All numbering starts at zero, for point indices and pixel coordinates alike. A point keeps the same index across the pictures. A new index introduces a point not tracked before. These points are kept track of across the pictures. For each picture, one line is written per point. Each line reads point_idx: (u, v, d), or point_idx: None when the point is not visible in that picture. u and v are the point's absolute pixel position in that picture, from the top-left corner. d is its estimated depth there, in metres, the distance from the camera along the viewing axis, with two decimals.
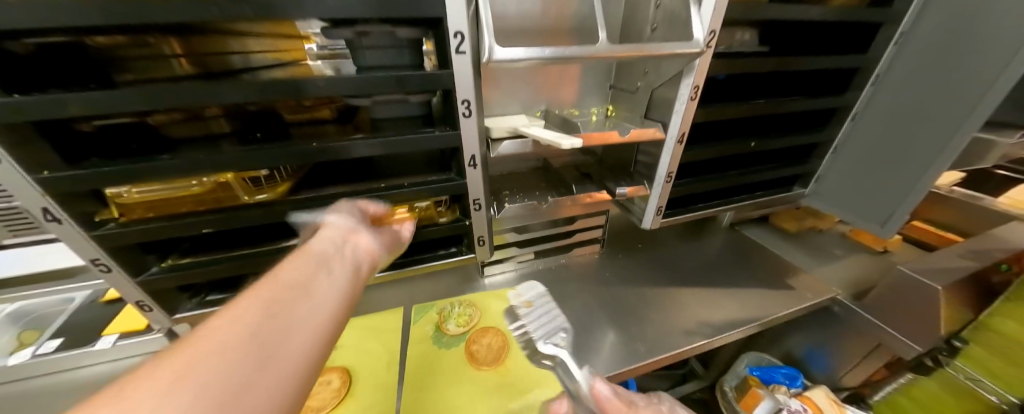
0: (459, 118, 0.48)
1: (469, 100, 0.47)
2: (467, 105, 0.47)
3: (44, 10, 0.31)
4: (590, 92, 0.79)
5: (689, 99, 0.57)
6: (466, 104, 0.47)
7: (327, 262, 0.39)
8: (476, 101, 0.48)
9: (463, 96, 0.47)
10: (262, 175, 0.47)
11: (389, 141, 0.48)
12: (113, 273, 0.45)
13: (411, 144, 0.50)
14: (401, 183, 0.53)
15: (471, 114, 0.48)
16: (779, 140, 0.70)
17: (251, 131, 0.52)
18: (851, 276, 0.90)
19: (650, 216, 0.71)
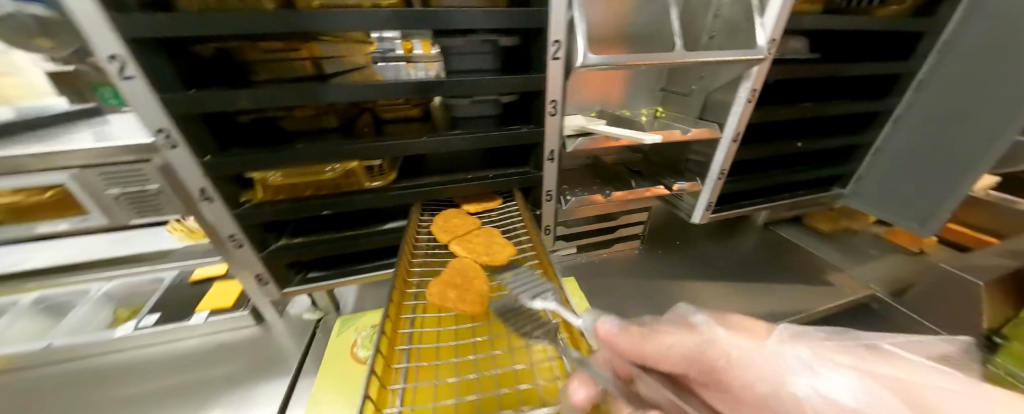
0: (544, 116, 0.54)
1: (557, 100, 0.52)
2: (554, 105, 0.53)
3: (233, 21, 0.37)
4: (641, 94, 0.84)
5: (746, 101, 0.61)
6: (553, 103, 0.53)
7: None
8: (562, 102, 0.53)
9: (552, 97, 0.52)
10: (375, 165, 0.53)
11: (485, 137, 0.54)
12: (244, 248, 0.51)
13: (500, 139, 0.55)
14: (487, 175, 0.59)
15: (556, 113, 0.54)
16: (824, 141, 0.74)
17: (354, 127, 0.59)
18: (888, 275, 0.93)
19: (700, 211, 0.76)
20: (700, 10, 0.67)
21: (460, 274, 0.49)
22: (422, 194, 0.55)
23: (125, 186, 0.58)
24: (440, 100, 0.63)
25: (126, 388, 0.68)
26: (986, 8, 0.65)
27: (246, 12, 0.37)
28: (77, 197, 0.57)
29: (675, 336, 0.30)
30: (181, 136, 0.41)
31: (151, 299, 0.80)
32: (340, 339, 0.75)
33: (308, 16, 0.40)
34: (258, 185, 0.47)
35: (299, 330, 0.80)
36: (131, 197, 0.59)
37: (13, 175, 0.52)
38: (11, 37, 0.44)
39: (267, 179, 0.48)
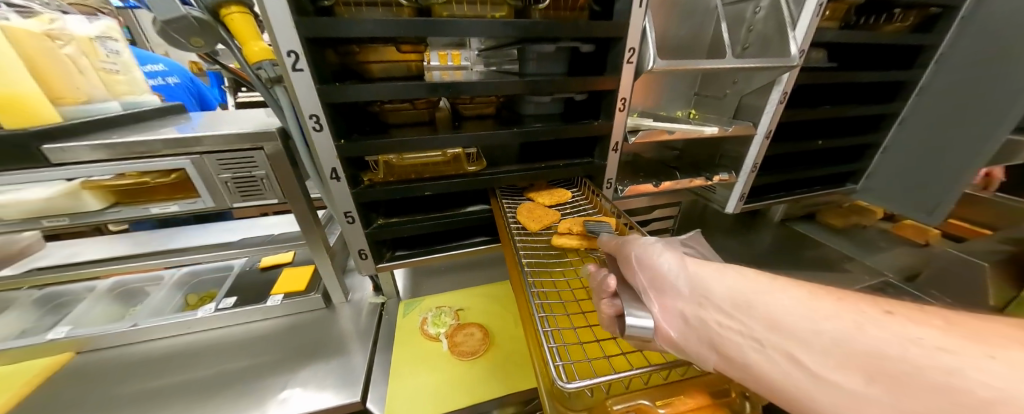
0: (613, 109, 0.62)
1: (627, 98, 0.61)
2: (624, 102, 0.62)
3: (397, 26, 0.46)
4: (676, 98, 0.92)
5: (779, 102, 0.71)
6: (623, 101, 0.61)
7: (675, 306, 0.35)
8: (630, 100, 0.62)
9: (623, 96, 0.61)
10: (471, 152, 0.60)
11: (565, 129, 0.62)
12: (355, 223, 0.57)
13: (574, 133, 0.63)
14: (558, 163, 0.67)
15: (624, 109, 0.62)
16: (841, 139, 0.84)
17: (444, 122, 0.66)
18: (898, 264, 1.02)
19: (734, 201, 0.84)
20: (733, 26, 0.78)
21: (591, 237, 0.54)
22: (508, 179, 0.62)
23: (235, 172, 0.64)
24: (514, 98, 0.71)
25: (210, 366, 0.72)
26: (975, 27, 0.78)
27: (408, 20, 0.46)
28: (193, 180, 0.63)
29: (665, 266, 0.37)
30: (327, 120, 0.49)
31: (225, 284, 0.87)
32: (407, 319, 0.82)
33: (443, 23, 0.48)
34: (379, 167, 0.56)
35: (366, 313, 0.85)
36: (238, 182, 0.65)
37: (146, 157, 0.59)
38: (175, 36, 0.51)
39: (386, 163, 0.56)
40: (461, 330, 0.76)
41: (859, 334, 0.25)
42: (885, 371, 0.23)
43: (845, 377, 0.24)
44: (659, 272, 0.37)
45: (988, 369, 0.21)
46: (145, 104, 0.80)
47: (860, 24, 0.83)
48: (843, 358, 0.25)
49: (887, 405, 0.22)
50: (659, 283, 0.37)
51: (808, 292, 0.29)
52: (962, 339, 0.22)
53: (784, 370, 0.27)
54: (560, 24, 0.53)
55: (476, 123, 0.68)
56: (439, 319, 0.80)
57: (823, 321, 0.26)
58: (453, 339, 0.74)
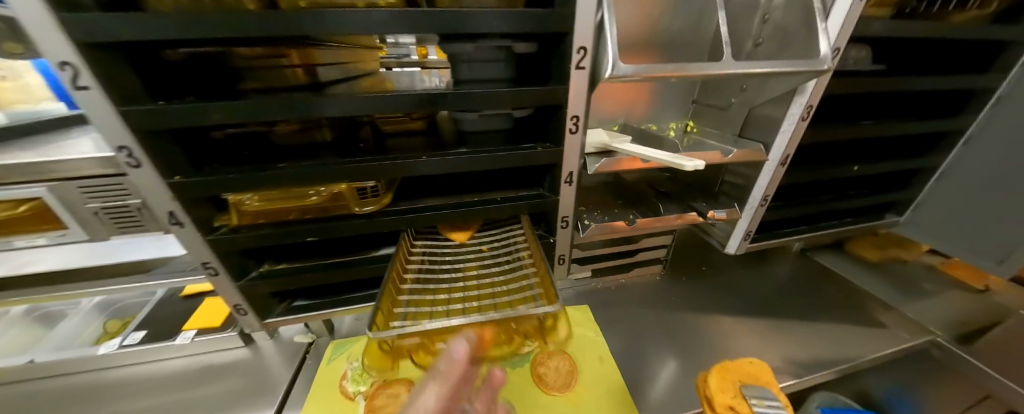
0: (562, 130, 0.46)
1: (579, 116, 0.45)
2: (576, 121, 0.46)
3: (212, 21, 0.31)
4: (669, 106, 0.74)
5: (800, 119, 0.53)
6: (575, 120, 0.45)
7: None
8: (585, 117, 0.46)
9: (573, 113, 0.45)
10: (370, 186, 0.45)
11: (498, 155, 0.47)
12: (220, 276, 0.46)
13: (513, 161, 0.48)
14: (495, 197, 0.52)
15: (577, 130, 0.46)
16: (883, 164, 0.65)
17: (350, 141, 0.52)
18: (947, 317, 0.83)
19: (738, 241, 0.66)
20: (744, 13, 0.60)
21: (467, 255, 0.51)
22: (422, 220, 0.47)
23: (105, 201, 0.53)
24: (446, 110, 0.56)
25: (106, 410, 0.65)
26: None
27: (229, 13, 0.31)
28: (55, 210, 0.52)
29: None
30: (146, 154, 0.36)
31: (140, 314, 0.79)
32: (329, 368, 0.71)
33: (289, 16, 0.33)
34: (232, 212, 0.44)
35: (290, 355, 0.75)
36: (111, 212, 0.54)
37: None
38: None
39: (242, 203, 0.43)
40: (386, 389, 0.64)
41: None
42: None
43: None
44: None
45: None
46: (43, 113, 0.67)
47: (920, 11, 0.62)
48: None
49: None
50: None
51: None
52: None
53: None
54: (476, 16, 0.37)
55: (393, 143, 0.52)
56: (360, 373, 0.68)
57: None
58: (373, 402, 0.62)
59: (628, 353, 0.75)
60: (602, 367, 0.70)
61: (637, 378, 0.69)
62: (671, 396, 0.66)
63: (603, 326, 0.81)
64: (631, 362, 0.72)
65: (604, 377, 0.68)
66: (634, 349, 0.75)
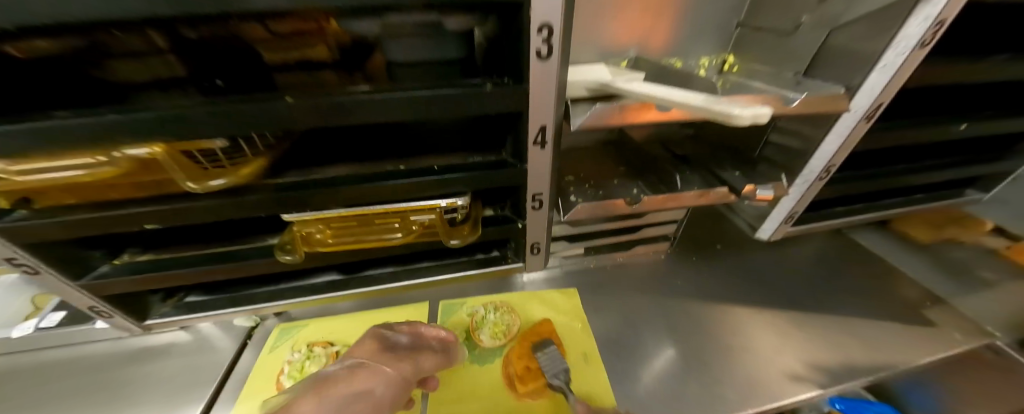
0: (525, 52, 0.26)
1: (552, 24, 0.24)
2: (546, 36, 0.25)
3: None
4: (702, 32, 0.52)
5: (920, 46, 0.32)
6: (544, 33, 0.24)
7: None
8: (563, 27, 0.25)
9: (541, 18, 0.24)
10: (219, 148, 0.28)
11: (413, 95, 0.26)
12: (43, 276, 0.32)
13: (441, 110, 0.28)
14: (428, 166, 0.34)
15: (550, 54, 0.26)
16: (1004, 122, 0.45)
17: (208, 74, 0.34)
18: (1012, 314, 0.68)
19: (775, 225, 0.50)
20: None
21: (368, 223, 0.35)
22: (314, 200, 0.31)
23: None
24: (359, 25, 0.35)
25: None
26: None
27: None
28: None
29: None
30: None
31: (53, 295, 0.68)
32: (270, 358, 0.57)
33: None
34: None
35: (229, 341, 0.60)
36: None
37: None
38: None
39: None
40: None
41: None
42: None
43: None
44: None
45: None
46: None
47: None
48: None
49: None
50: None
51: None
52: None
53: None
54: None
55: (273, 78, 0.34)
56: (302, 368, 0.54)
57: None
58: None
59: (616, 342, 0.63)
60: (583, 366, 0.58)
61: (624, 372, 0.58)
62: (655, 390, 0.56)
63: (591, 311, 0.68)
64: (619, 357, 0.60)
65: (587, 375, 0.57)
66: (625, 339, 0.63)
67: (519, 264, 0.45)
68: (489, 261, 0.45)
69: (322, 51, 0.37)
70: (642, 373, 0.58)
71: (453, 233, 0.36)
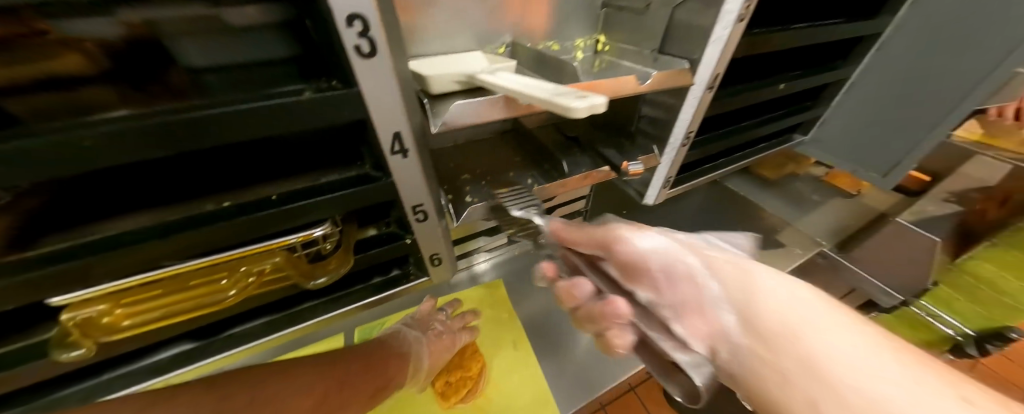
0: (342, 49, 0.21)
1: (364, 16, 0.20)
2: (363, 30, 0.21)
3: None
4: (575, 13, 0.52)
5: (738, 20, 0.36)
6: (358, 26, 0.20)
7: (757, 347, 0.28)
8: (376, 16, 0.21)
9: (349, 8, 0.20)
10: None
11: (205, 116, 0.21)
12: None
13: (248, 130, 0.23)
14: (266, 197, 0.27)
15: (374, 51, 0.22)
16: (807, 79, 0.55)
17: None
18: (831, 224, 0.89)
19: (657, 190, 0.55)
20: None
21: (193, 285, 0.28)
22: (98, 271, 0.23)
23: None
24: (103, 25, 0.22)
25: None
26: None
27: None
28: None
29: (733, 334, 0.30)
30: None
31: None
32: None
33: None
34: None
35: None
36: None
37: None
38: None
39: None
40: None
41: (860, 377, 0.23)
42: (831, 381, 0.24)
43: None
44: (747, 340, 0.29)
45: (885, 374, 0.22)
46: None
47: None
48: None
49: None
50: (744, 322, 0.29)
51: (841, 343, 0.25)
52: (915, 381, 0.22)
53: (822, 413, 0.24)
54: None
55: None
56: None
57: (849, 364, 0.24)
58: None
59: (545, 323, 0.62)
60: (515, 354, 0.58)
61: (557, 350, 0.58)
62: (588, 356, 0.57)
63: (518, 297, 0.66)
64: (551, 336, 0.60)
65: (521, 364, 0.57)
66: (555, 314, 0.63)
67: (424, 277, 0.42)
68: (387, 282, 0.41)
69: (78, 64, 0.22)
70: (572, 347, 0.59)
71: (313, 270, 0.33)
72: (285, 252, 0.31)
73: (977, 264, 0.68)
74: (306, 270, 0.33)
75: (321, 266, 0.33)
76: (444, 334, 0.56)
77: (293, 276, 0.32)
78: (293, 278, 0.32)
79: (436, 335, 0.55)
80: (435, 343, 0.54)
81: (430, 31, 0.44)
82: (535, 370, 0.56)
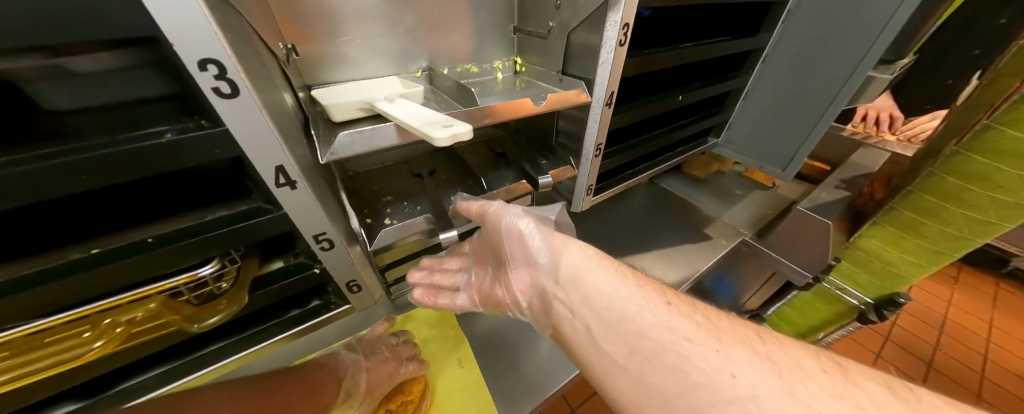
0: (203, 91, 0.22)
1: (220, 61, 0.21)
2: (221, 74, 0.21)
3: None
4: (490, 37, 0.55)
5: (618, 45, 0.40)
6: (214, 70, 0.21)
7: (565, 302, 0.39)
8: (235, 59, 0.22)
9: (201, 54, 0.20)
10: None
11: (48, 166, 0.20)
12: None
13: (102, 174, 0.22)
14: (138, 242, 0.26)
15: (236, 91, 0.22)
16: (704, 90, 0.62)
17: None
18: (752, 215, 0.98)
19: (581, 198, 0.58)
20: None
21: (50, 342, 0.26)
22: None
23: None
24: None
25: None
26: None
27: None
28: None
29: (556, 296, 0.40)
30: None
31: None
32: None
33: None
34: None
35: None
36: None
37: None
38: None
39: None
40: None
41: (643, 321, 0.34)
42: (633, 330, 0.34)
43: (624, 351, 0.34)
44: (562, 298, 0.39)
45: (669, 320, 0.33)
46: None
47: None
48: (649, 358, 0.32)
49: (636, 366, 0.33)
50: (563, 286, 0.40)
51: (633, 294, 0.36)
52: (706, 335, 0.32)
53: (618, 351, 0.34)
54: None
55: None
56: None
57: (632, 310, 0.35)
58: None
59: (494, 337, 0.63)
60: (459, 373, 0.57)
61: (504, 361, 0.59)
62: (538, 367, 0.58)
63: (464, 314, 0.67)
64: (496, 349, 0.61)
65: (466, 381, 0.56)
66: (503, 330, 0.64)
67: (346, 305, 0.42)
68: (303, 315, 0.40)
69: None
70: (518, 358, 0.60)
71: (201, 312, 0.31)
72: (164, 296, 0.29)
73: (867, 241, 0.77)
74: (193, 312, 0.31)
75: (211, 307, 0.32)
76: (390, 359, 0.54)
77: (178, 323, 0.30)
78: (174, 323, 0.30)
79: (380, 361, 0.53)
80: (376, 369, 0.52)
81: (340, 58, 0.45)
82: (480, 384, 0.55)
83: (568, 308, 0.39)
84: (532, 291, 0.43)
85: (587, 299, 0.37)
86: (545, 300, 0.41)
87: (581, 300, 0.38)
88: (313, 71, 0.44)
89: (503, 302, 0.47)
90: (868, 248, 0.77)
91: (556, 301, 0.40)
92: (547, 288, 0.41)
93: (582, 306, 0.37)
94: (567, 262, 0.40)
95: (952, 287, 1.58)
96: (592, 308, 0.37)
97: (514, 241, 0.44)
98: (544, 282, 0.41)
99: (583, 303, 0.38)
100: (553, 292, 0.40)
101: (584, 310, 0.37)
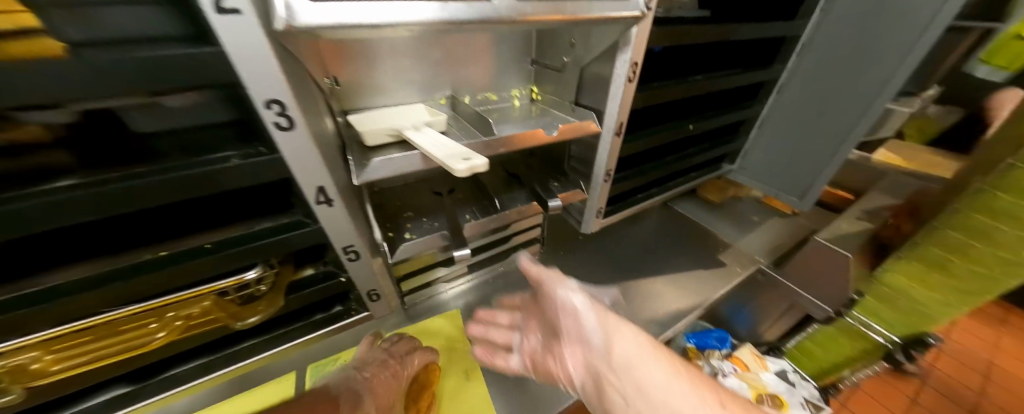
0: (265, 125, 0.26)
1: (282, 100, 0.25)
2: (282, 111, 0.26)
3: None
4: (510, 68, 0.60)
5: (627, 80, 0.43)
6: (277, 108, 0.26)
7: (619, 389, 0.42)
8: (293, 99, 0.26)
9: (267, 96, 0.25)
10: None
11: (140, 183, 0.25)
12: None
13: (177, 190, 0.26)
14: (198, 248, 0.31)
15: (293, 123, 0.27)
16: (714, 120, 0.64)
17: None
18: (769, 243, 0.97)
19: (591, 220, 0.60)
20: None
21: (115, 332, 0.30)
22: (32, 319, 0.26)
23: None
24: (57, 113, 0.25)
25: None
26: None
27: None
28: None
29: (610, 382, 0.43)
30: None
31: None
32: None
33: None
34: None
35: None
36: None
37: None
38: None
39: None
40: None
41: None
42: None
43: None
44: (617, 384, 0.42)
45: None
46: None
47: None
48: None
49: None
50: (616, 371, 0.42)
51: (685, 389, 0.38)
52: None
53: None
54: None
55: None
56: None
57: (685, 406, 0.37)
58: None
59: None
60: (465, 385, 0.59)
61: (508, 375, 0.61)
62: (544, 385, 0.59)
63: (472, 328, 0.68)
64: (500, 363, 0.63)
65: (472, 394, 0.57)
66: None
67: (365, 312, 0.45)
68: (326, 319, 0.43)
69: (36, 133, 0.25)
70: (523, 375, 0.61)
71: (243, 311, 0.35)
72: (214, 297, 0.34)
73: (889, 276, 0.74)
74: (235, 312, 0.35)
75: (250, 308, 0.36)
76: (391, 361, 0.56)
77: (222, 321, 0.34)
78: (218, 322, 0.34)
79: (379, 377, 0.52)
80: (379, 372, 0.53)
81: (374, 87, 0.50)
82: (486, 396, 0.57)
83: (622, 394, 0.41)
84: (587, 372, 0.46)
85: (640, 389, 0.40)
86: (599, 382, 0.44)
87: (634, 390, 0.40)
88: (350, 98, 0.49)
89: (556, 376, 0.50)
90: (890, 281, 0.74)
91: (610, 385, 0.43)
92: (601, 371, 0.44)
93: (634, 395, 0.40)
94: (620, 347, 0.43)
95: (999, 329, 1.46)
96: (645, 399, 0.39)
97: (567, 318, 0.48)
98: (598, 364, 0.45)
99: (636, 392, 0.40)
100: (608, 377, 0.43)
101: (637, 400, 0.40)
